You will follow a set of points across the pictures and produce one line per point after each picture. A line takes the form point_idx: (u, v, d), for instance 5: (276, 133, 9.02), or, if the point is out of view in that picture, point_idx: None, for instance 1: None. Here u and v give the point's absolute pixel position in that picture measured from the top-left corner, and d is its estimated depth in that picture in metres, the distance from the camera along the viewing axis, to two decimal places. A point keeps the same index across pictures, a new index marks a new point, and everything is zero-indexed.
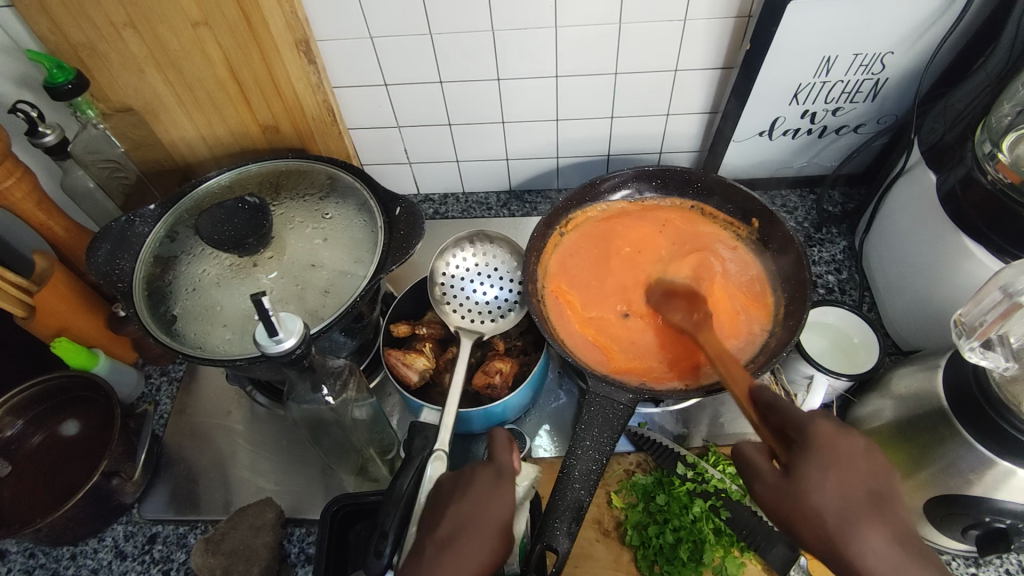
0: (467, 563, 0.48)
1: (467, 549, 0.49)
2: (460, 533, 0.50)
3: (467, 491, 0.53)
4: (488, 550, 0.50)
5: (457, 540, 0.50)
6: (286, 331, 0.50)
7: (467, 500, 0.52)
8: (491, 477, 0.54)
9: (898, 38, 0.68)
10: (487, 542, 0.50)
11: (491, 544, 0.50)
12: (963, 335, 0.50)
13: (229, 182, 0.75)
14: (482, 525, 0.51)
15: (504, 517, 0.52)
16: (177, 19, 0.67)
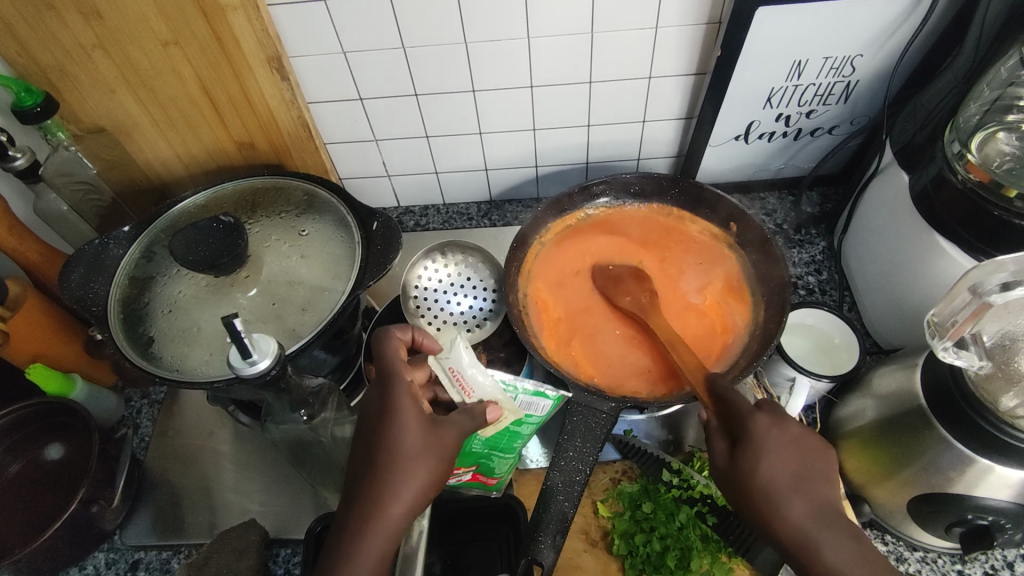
0: (386, 487, 0.47)
1: (384, 479, 0.47)
2: (372, 467, 0.48)
3: (372, 419, 0.51)
4: (408, 472, 0.47)
5: (378, 472, 0.48)
6: (260, 352, 0.49)
7: (372, 433, 0.50)
8: (387, 396, 0.51)
9: (866, 40, 0.69)
10: (407, 464, 0.48)
11: (413, 466, 0.48)
12: (935, 336, 0.50)
13: (204, 202, 0.74)
14: (390, 453, 0.48)
15: (417, 432, 0.49)
16: (146, 39, 0.67)
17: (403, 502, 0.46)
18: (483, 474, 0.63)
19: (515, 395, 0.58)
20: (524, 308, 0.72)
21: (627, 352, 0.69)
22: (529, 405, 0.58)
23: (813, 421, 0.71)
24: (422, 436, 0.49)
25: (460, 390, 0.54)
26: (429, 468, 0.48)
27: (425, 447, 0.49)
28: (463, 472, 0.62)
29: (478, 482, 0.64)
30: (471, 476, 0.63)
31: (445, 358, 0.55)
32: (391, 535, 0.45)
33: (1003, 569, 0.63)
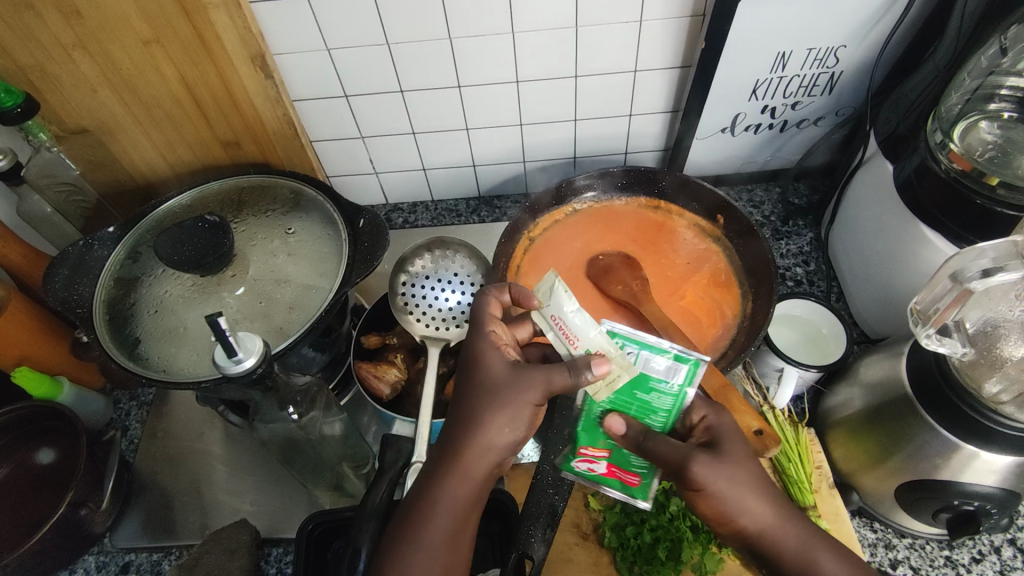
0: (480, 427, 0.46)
1: (460, 431, 0.46)
2: (455, 417, 0.47)
3: (466, 366, 0.50)
4: (487, 426, 0.45)
5: (459, 423, 0.47)
6: (245, 350, 0.49)
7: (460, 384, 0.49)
8: (480, 344, 0.50)
9: (849, 31, 0.69)
10: (489, 416, 0.46)
11: (492, 419, 0.46)
12: (919, 323, 0.50)
13: (190, 202, 0.74)
14: (472, 406, 0.47)
15: (502, 384, 0.47)
16: (128, 38, 0.66)
17: (481, 456, 0.45)
18: (617, 467, 0.53)
19: (634, 357, 0.46)
20: None
21: None
22: (651, 367, 0.46)
23: (802, 411, 0.72)
24: (508, 387, 0.46)
25: (567, 341, 0.47)
26: (513, 420, 0.46)
27: (510, 399, 0.46)
28: (594, 458, 0.54)
29: (614, 478, 0.55)
30: (605, 469, 0.54)
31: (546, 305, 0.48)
32: (466, 491, 0.45)
33: (989, 554, 0.64)
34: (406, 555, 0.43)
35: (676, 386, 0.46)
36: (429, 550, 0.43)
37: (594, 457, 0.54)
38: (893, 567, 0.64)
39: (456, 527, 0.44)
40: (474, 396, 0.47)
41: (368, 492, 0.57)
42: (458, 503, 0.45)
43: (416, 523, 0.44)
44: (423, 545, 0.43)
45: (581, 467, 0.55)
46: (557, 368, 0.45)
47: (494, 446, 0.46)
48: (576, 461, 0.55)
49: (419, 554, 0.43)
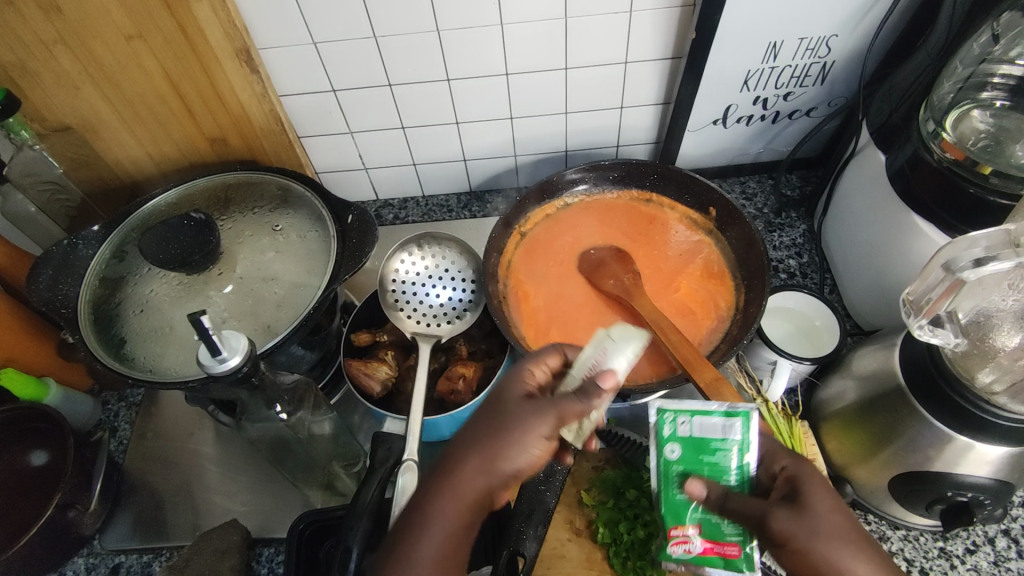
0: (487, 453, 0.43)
1: (458, 451, 0.44)
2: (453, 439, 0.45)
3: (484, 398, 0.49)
4: (484, 451, 0.43)
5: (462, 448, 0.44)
6: (230, 349, 0.48)
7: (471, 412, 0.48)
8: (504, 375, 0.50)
9: (841, 21, 0.68)
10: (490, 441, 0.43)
11: (490, 441, 0.43)
12: (911, 314, 0.49)
13: (176, 199, 0.73)
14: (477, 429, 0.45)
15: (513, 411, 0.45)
16: (109, 33, 0.65)
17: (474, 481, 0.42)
18: (709, 536, 0.48)
19: (690, 425, 0.51)
20: (504, 298, 0.71)
21: None
22: (709, 429, 0.51)
23: (796, 404, 0.72)
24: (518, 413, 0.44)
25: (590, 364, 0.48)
26: (520, 446, 0.43)
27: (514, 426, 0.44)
28: (688, 535, 0.49)
29: (714, 560, 0.48)
30: (700, 549, 0.48)
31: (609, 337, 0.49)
32: (454, 518, 0.42)
33: (983, 546, 0.63)
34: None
35: (737, 443, 0.50)
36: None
37: (688, 530, 0.49)
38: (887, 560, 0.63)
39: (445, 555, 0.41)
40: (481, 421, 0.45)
41: (359, 491, 0.58)
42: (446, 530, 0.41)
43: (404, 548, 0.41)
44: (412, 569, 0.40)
45: (677, 554, 0.49)
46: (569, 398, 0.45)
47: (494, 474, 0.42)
48: (668, 545, 0.49)
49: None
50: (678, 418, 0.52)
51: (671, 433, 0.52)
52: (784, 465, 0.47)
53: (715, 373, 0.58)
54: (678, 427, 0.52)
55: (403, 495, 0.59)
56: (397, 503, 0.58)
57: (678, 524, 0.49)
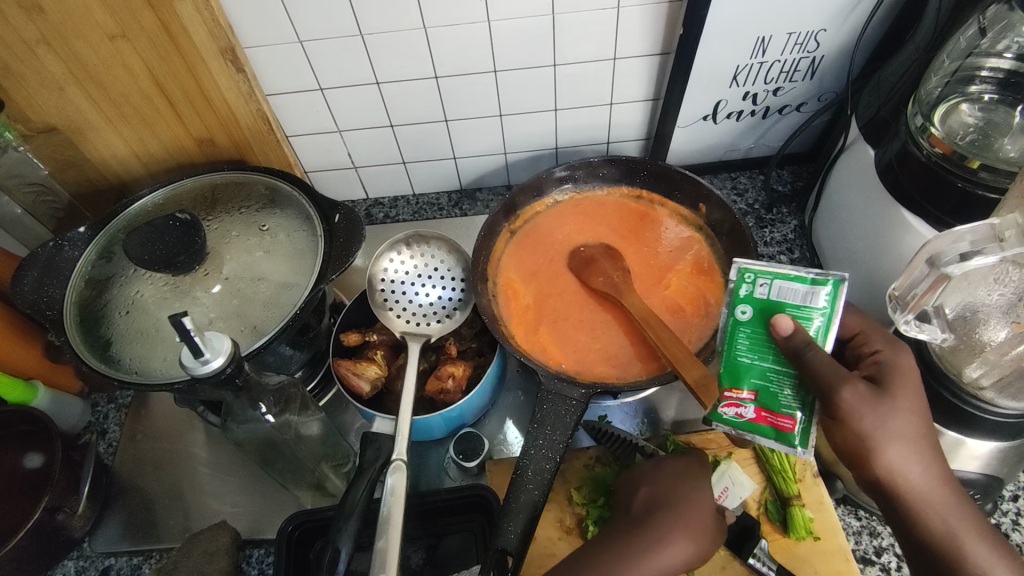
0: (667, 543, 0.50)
1: (662, 531, 0.51)
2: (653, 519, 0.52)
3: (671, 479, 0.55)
4: (680, 538, 0.50)
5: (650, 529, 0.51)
6: (213, 350, 0.48)
7: (666, 490, 0.54)
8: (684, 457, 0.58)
9: (829, 15, 0.68)
10: (682, 532, 0.51)
11: (683, 534, 0.51)
12: (897, 309, 0.49)
13: (163, 200, 0.72)
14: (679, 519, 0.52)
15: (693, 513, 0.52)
16: (92, 32, 0.64)
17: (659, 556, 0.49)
18: (762, 407, 0.52)
19: (769, 288, 0.52)
20: (494, 297, 0.71)
21: (600, 335, 0.69)
22: (788, 294, 0.51)
23: None
24: (709, 527, 0.52)
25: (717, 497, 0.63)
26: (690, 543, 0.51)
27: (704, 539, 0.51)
28: (742, 400, 0.52)
29: (762, 428, 0.52)
30: (749, 417, 0.52)
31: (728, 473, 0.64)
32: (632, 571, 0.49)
33: None
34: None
35: (818, 311, 0.50)
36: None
37: (743, 396, 0.52)
38: (878, 555, 0.63)
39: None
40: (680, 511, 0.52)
41: (348, 491, 0.57)
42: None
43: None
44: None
45: (727, 415, 0.53)
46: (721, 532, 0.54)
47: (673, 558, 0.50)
48: (721, 406, 0.53)
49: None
50: (758, 279, 0.52)
51: (747, 294, 0.52)
52: (879, 350, 0.50)
53: (702, 372, 0.56)
54: (756, 288, 0.52)
55: (391, 495, 0.58)
56: (385, 504, 0.58)
57: (734, 388, 0.53)
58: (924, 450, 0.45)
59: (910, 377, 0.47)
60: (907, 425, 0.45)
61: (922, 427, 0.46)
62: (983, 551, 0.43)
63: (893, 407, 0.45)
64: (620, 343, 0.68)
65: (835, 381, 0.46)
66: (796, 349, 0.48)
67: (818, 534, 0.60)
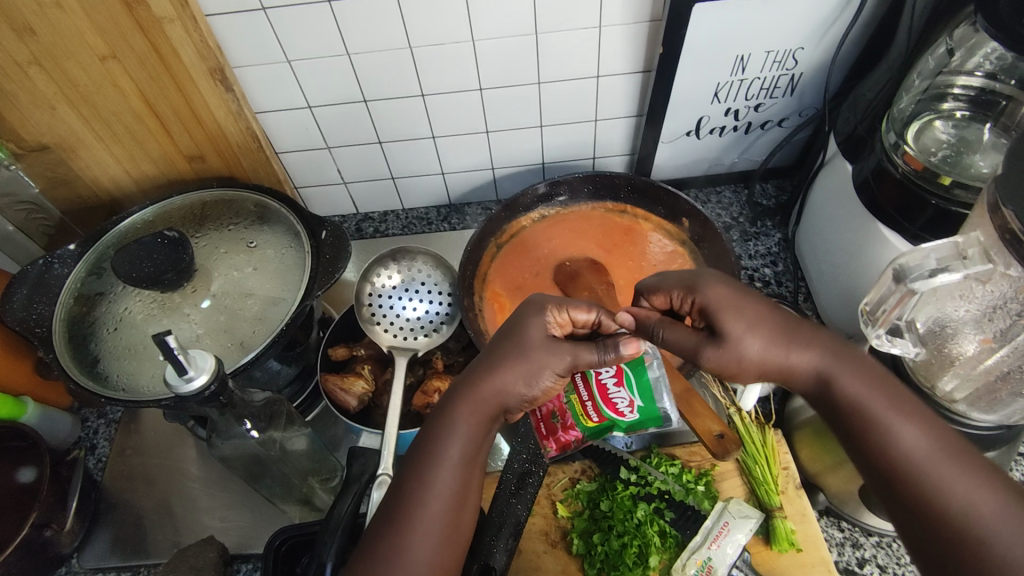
0: (505, 384, 0.49)
1: (486, 375, 0.49)
2: (478, 369, 0.50)
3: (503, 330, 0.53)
4: (514, 373, 0.49)
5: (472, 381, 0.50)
6: (196, 368, 0.49)
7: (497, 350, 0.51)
8: (527, 313, 0.53)
9: (805, 34, 0.69)
10: (509, 374, 0.49)
11: (518, 368, 0.49)
12: (869, 324, 0.50)
13: (152, 217, 0.73)
14: (508, 356, 0.50)
15: (531, 346, 0.50)
16: (83, 54, 0.65)
17: (498, 393, 0.49)
18: (603, 405, 0.56)
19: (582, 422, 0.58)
20: (479, 310, 0.72)
21: None
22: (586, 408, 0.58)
23: (770, 412, 0.71)
24: (539, 352, 0.50)
25: (715, 534, 0.60)
26: (532, 374, 0.49)
27: (536, 356, 0.50)
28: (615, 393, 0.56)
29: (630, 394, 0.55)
30: (614, 378, 0.56)
31: (727, 503, 0.62)
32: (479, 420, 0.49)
33: None
34: (422, 474, 0.47)
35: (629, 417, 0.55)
36: (443, 470, 0.47)
37: (625, 414, 0.55)
38: (860, 566, 0.63)
39: (470, 460, 0.48)
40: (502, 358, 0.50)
41: (334, 506, 0.58)
42: (474, 431, 0.48)
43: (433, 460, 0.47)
44: (440, 465, 0.47)
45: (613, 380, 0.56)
46: (586, 350, 0.51)
47: (525, 377, 0.49)
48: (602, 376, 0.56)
49: (439, 470, 0.47)
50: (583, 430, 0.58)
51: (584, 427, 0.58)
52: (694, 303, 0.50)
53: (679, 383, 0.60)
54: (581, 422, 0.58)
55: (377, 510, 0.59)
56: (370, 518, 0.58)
57: (630, 415, 0.55)
58: (779, 343, 0.47)
59: (727, 304, 0.48)
60: (760, 339, 0.46)
61: (777, 328, 0.47)
62: (869, 400, 0.44)
63: (730, 331, 0.47)
64: None
65: (688, 347, 0.49)
66: (649, 325, 0.51)
67: (800, 546, 0.61)
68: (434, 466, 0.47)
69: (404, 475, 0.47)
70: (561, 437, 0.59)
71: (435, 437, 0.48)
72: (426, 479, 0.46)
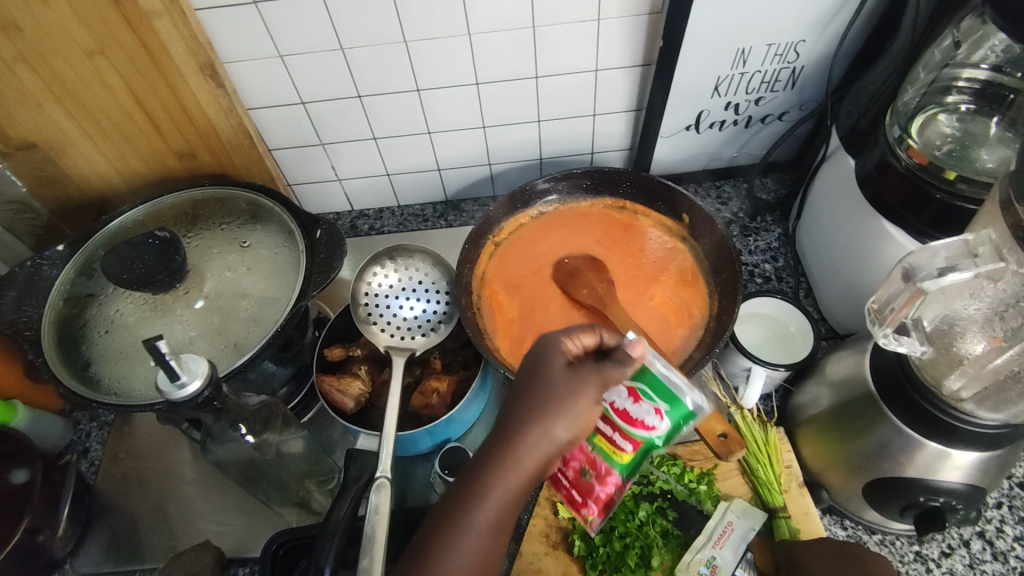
0: (542, 436, 0.44)
1: (519, 423, 0.44)
2: (512, 416, 0.45)
3: (531, 365, 0.48)
4: (552, 418, 0.44)
5: (506, 430, 0.45)
6: (189, 373, 0.47)
7: (524, 393, 0.46)
8: (541, 342, 0.49)
9: (808, 27, 0.68)
10: (538, 418, 0.44)
11: (557, 415, 0.44)
12: (875, 323, 0.48)
13: (143, 216, 0.72)
14: (542, 402, 0.45)
15: (563, 386, 0.45)
16: (70, 50, 0.64)
17: (535, 452, 0.43)
18: (628, 429, 0.46)
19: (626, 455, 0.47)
20: (477, 308, 0.71)
21: None
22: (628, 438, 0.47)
23: (772, 410, 0.71)
24: (566, 391, 0.45)
25: (718, 534, 0.60)
26: (570, 416, 0.44)
27: (568, 399, 0.45)
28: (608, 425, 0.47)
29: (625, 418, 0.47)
30: (629, 397, 0.47)
31: (728, 504, 0.62)
32: (519, 484, 0.43)
33: (959, 548, 0.63)
34: (448, 539, 0.41)
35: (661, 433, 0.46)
36: (471, 535, 0.42)
37: (656, 429, 0.45)
38: None
39: (502, 522, 0.43)
40: (529, 402, 0.45)
41: (331, 509, 0.57)
42: (511, 493, 0.43)
43: (462, 524, 0.42)
44: (469, 529, 0.41)
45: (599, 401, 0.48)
46: (610, 365, 0.46)
47: (563, 425, 0.44)
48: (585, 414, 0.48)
49: (466, 538, 0.41)
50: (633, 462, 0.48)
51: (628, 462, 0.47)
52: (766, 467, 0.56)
53: None
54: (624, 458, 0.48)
55: (376, 512, 0.58)
56: (369, 522, 0.58)
57: (663, 426, 0.45)
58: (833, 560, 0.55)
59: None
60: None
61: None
62: None
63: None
64: None
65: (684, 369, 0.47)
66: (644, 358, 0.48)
67: None
68: (461, 531, 0.41)
69: (430, 538, 0.42)
70: (602, 491, 0.49)
71: (466, 493, 0.43)
72: (451, 545, 0.41)
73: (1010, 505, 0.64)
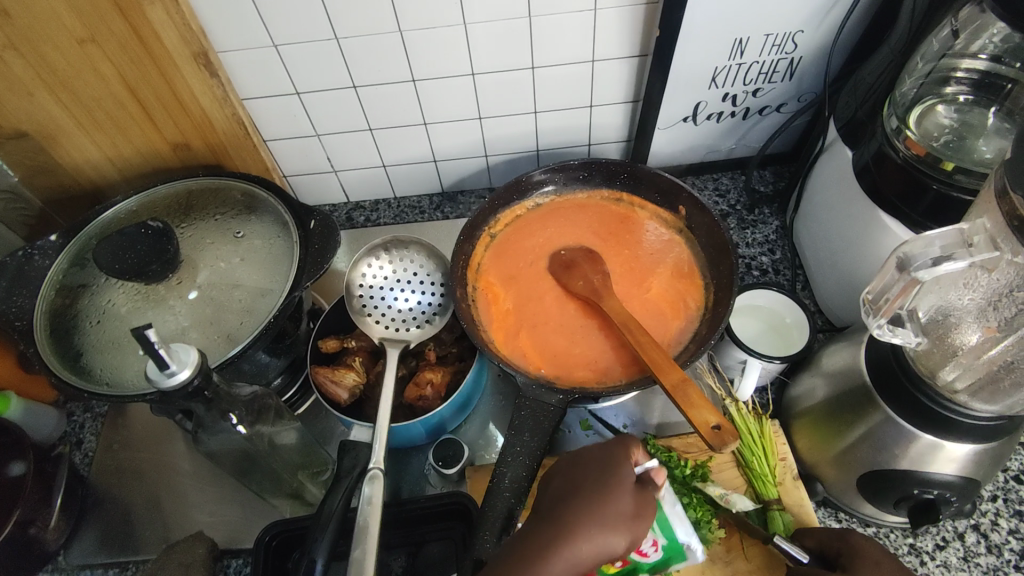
0: (598, 542, 0.46)
1: (578, 521, 0.46)
2: (569, 514, 0.47)
3: (592, 469, 0.51)
4: (612, 527, 0.46)
5: (562, 525, 0.46)
6: (179, 363, 0.47)
7: (584, 490, 0.49)
8: (604, 450, 0.52)
9: (806, 17, 0.68)
10: (601, 522, 0.47)
11: (616, 525, 0.47)
12: (870, 313, 0.48)
13: (136, 207, 0.71)
14: (604, 509, 0.47)
15: (625, 501, 0.48)
16: (61, 37, 0.63)
17: (587, 555, 0.45)
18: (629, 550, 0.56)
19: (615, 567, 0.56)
20: (472, 300, 0.71)
21: (586, 343, 0.68)
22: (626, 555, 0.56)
23: (767, 403, 0.71)
24: (631, 510, 0.48)
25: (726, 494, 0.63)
26: (625, 529, 0.47)
27: (627, 516, 0.47)
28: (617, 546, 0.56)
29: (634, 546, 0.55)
30: None
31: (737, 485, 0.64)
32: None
33: (954, 541, 0.63)
34: None
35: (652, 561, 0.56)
36: None
37: (649, 554, 0.56)
38: None
39: None
40: (596, 501, 0.48)
41: (325, 500, 0.58)
42: None
43: None
44: None
45: None
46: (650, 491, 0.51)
47: (615, 538, 0.46)
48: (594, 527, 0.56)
49: None
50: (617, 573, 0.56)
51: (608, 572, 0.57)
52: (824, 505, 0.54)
53: (680, 375, 0.58)
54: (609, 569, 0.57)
55: (369, 504, 0.58)
56: (361, 514, 0.58)
57: (654, 555, 0.56)
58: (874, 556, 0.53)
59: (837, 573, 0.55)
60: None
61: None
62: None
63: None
64: (611, 352, 0.67)
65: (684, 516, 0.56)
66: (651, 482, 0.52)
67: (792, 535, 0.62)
68: None
69: None
70: None
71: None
72: None
73: (1006, 498, 0.64)
